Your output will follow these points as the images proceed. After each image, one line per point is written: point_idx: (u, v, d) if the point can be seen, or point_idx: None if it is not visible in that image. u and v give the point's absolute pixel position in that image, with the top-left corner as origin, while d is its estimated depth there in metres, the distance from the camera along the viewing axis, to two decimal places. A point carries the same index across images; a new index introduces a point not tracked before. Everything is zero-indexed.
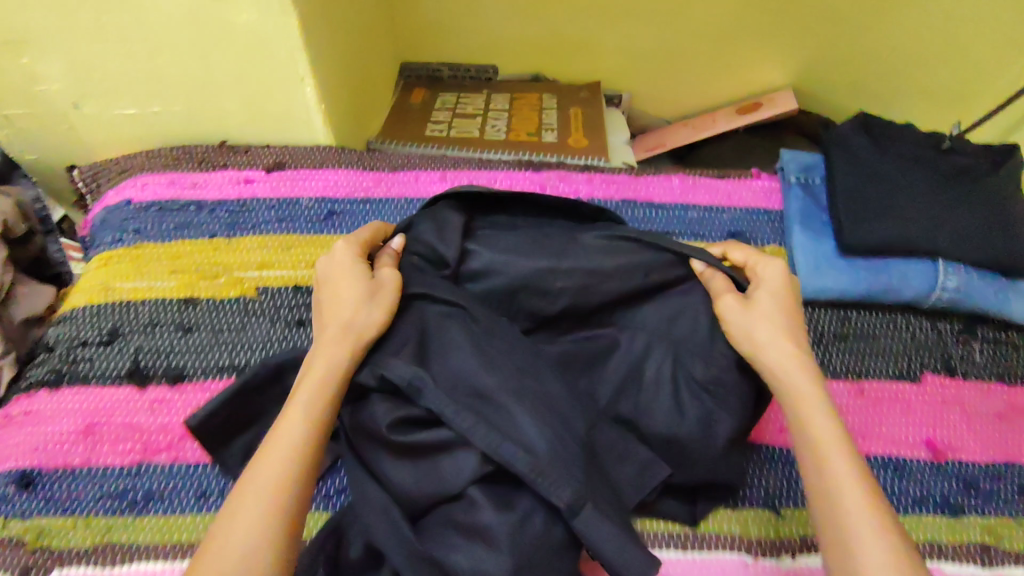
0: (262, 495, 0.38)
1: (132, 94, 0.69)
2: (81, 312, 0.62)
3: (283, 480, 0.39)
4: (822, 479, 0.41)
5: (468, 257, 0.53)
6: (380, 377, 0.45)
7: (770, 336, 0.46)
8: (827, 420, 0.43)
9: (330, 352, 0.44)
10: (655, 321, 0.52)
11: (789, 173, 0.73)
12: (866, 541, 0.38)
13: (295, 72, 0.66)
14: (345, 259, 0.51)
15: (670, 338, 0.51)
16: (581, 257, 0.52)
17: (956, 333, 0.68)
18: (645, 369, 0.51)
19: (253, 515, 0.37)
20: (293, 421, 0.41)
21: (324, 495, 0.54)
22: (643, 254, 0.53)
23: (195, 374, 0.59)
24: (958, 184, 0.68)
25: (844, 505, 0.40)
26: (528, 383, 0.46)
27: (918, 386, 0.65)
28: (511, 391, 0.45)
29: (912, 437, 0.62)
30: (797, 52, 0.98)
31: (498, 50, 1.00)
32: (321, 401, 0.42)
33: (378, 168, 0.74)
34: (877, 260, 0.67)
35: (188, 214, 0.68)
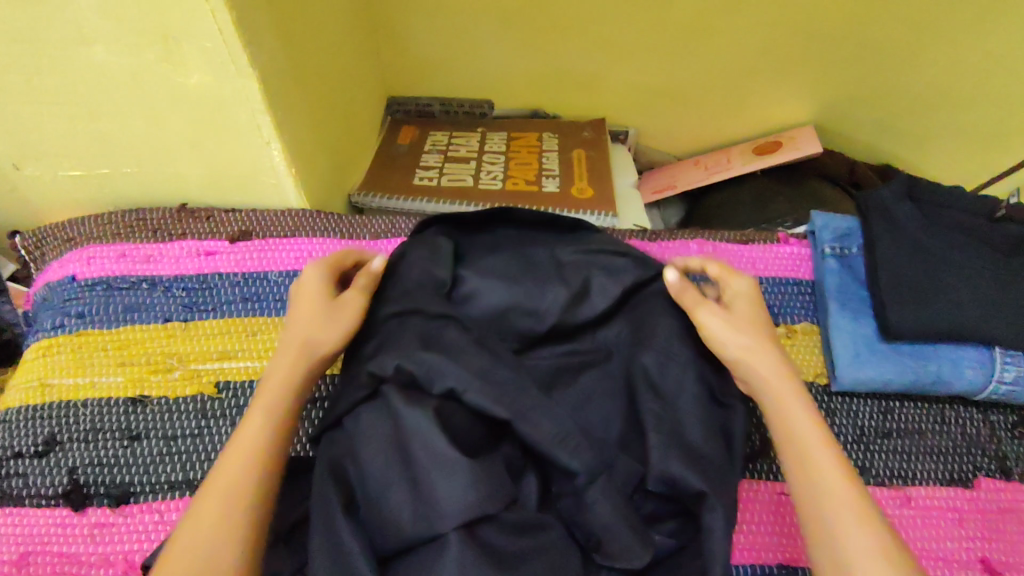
0: (222, 509, 0.39)
1: (77, 156, 0.61)
2: (14, 415, 0.54)
3: (223, 548, 0.37)
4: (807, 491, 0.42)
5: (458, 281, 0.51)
6: (395, 368, 0.42)
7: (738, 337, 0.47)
8: (804, 418, 0.45)
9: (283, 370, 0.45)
10: (676, 448, 0.44)
11: (821, 240, 0.65)
12: (858, 530, 0.40)
13: (259, 135, 0.57)
14: (309, 288, 0.49)
15: (678, 353, 0.48)
16: (568, 278, 0.52)
17: (1011, 427, 0.60)
18: (658, 388, 0.47)
19: (210, 531, 0.38)
20: (247, 440, 0.42)
21: None
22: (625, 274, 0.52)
23: (142, 493, 0.51)
24: (1015, 259, 0.60)
25: (836, 497, 0.41)
26: (534, 391, 0.43)
27: (970, 492, 0.57)
28: (523, 398, 0.43)
29: (964, 555, 0.54)
30: (820, 88, 0.90)
31: (494, 85, 0.91)
32: (272, 418, 0.43)
33: (359, 234, 0.65)
34: (923, 346, 0.59)
35: (141, 294, 0.60)
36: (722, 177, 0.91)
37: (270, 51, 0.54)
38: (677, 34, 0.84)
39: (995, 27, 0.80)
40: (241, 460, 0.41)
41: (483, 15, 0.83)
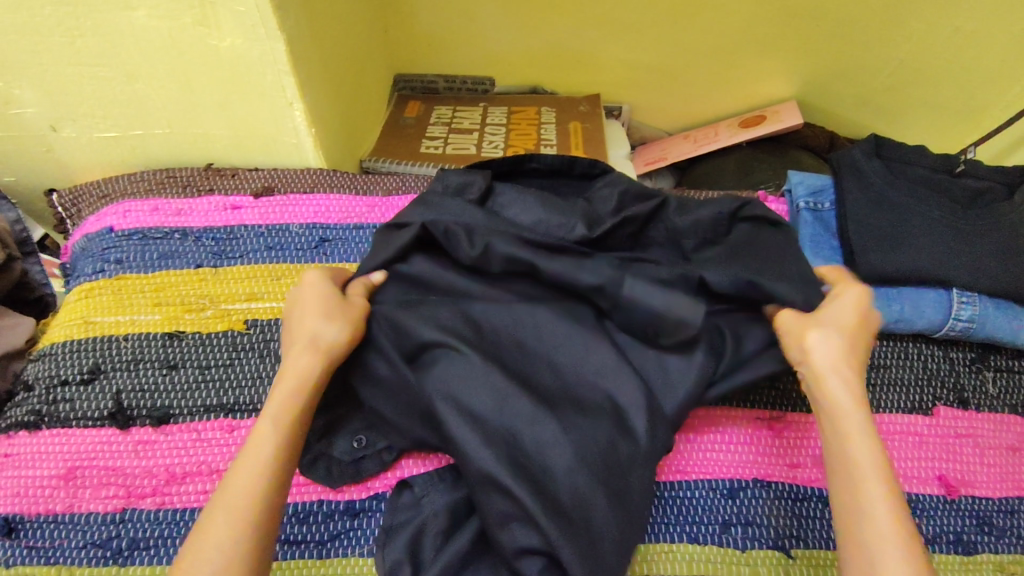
0: (238, 504, 0.41)
1: (112, 118, 0.66)
2: (60, 348, 0.60)
3: (252, 484, 0.42)
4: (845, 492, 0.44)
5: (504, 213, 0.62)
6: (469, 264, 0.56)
7: (824, 347, 0.49)
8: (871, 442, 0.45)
9: (297, 365, 0.48)
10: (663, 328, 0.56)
11: (797, 197, 0.71)
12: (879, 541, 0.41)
13: (283, 97, 0.63)
14: (314, 293, 0.53)
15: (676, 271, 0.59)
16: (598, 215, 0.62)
17: (968, 362, 0.66)
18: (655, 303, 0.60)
19: (222, 526, 0.40)
20: (262, 433, 0.45)
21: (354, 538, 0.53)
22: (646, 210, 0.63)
23: (181, 414, 0.57)
24: (972, 211, 0.66)
25: (869, 511, 0.42)
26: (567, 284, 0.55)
27: (930, 418, 0.63)
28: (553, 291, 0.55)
29: (924, 472, 0.60)
30: (801, 65, 0.96)
31: (495, 62, 0.97)
32: (286, 410, 0.46)
33: (372, 191, 0.71)
34: (889, 289, 0.65)
35: (173, 243, 0.65)
36: (709, 149, 0.97)
37: (294, 18, 0.60)
38: (666, 14, 0.90)
39: (963, 5, 0.86)
40: (273, 413, 0.46)
41: None
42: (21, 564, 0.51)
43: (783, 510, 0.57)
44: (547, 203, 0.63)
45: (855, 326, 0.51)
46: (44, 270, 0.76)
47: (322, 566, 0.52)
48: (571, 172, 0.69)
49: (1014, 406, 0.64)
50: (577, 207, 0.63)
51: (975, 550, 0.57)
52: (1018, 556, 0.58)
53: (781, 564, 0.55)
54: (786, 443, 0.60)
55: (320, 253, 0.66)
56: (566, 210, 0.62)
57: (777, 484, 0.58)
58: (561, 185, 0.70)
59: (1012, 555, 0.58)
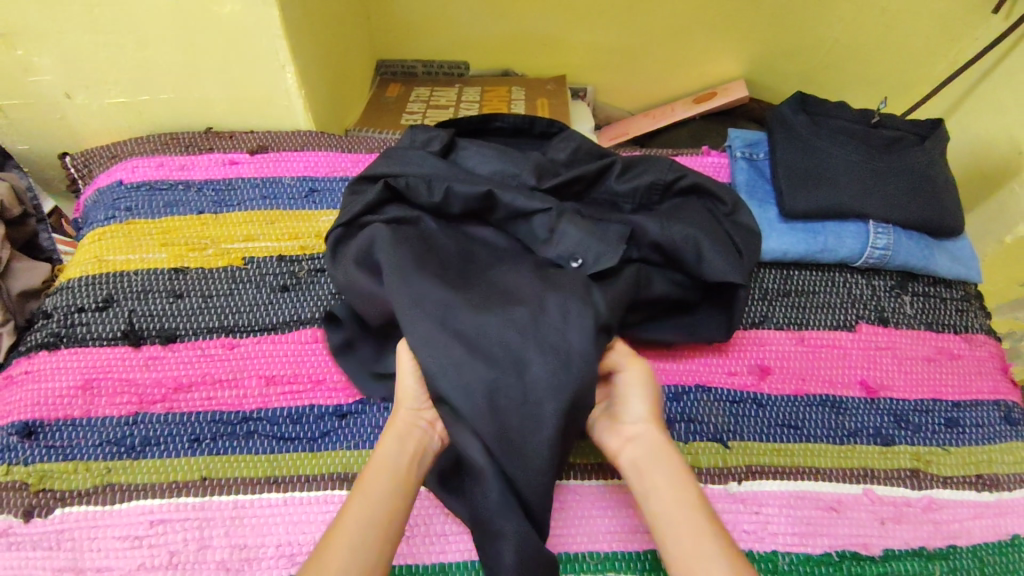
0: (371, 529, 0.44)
1: (122, 84, 0.74)
2: (76, 282, 0.66)
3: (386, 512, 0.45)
4: (674, 540, 0.46)
5: (470, 167, 0.72)
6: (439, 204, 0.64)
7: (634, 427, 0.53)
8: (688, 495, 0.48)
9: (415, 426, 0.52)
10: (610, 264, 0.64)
11: (735, 149, 0.80)
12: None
13: (276, 60, 0.71)
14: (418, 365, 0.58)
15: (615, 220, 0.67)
16: (549, 169, 0.72)
17: (889, 288, 0.74)
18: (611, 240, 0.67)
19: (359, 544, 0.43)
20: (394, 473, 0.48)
21: (342, 437, 0.60)
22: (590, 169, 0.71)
23: (186, 334, 0.64)
24: (885, 154, 0.75)
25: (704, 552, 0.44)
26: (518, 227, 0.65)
27: (853, 334, 0.71)
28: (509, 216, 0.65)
29: (847, 378, 0.68)
30: (746, 46, 1.06)
31: (468, 47, 1.06)
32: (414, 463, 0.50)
33: (356, 149, 0.79)
34: (815, 224, 0.73)
35: (177, 193, 0.72)
36: (665, 123, 1.06)
37: None
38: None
39: None
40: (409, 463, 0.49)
41: None
42: (42, 460, 0.57)
43: (721, 410, 0.65)
44: (503, 154, 0.72)
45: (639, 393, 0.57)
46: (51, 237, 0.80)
47: (313, 457, 0.59)
48: (532, 130, 0.78)
49: (930, 323, 0.73)
50: (533, 160, 0.72)
51: (894, 442, 0.65)
52: (932, 447, 0.65)
53: (720, 454, 0.62)
54: (724, 356, 0.69)
55: (309, 201, 0.74)
56: (520, 160, 0.72)
57: (717, 390, 0.67)
58: (525, 142, 0.78)
59: (927, 446, 0.65)
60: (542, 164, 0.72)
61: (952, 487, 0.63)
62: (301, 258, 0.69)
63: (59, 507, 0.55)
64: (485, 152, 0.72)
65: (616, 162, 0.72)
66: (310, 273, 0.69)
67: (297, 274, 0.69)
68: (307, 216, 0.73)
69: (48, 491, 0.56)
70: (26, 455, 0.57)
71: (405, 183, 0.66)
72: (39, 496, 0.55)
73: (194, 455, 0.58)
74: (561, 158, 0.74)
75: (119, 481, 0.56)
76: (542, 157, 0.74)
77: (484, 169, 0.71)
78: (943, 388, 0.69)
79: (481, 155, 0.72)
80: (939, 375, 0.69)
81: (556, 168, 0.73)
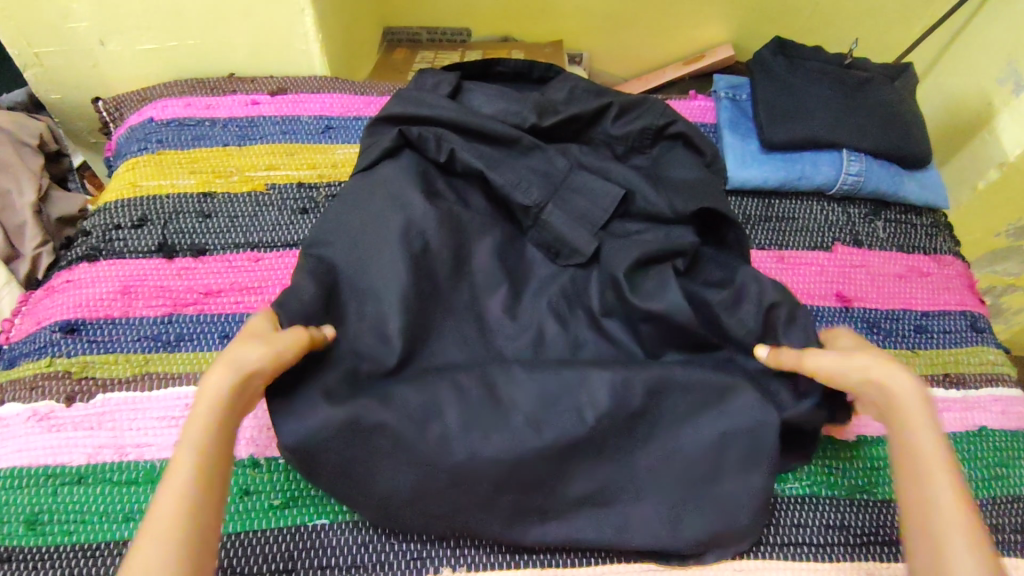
0: (160, 525, 0.38)
1: (152, 30, 0.80)
2: (113, 204, 0.72)
3: (176, 506, 0.39)
4: (917, 494, 0.44)
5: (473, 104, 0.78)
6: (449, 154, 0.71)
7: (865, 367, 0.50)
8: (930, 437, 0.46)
9: (211, 385, 0.45)
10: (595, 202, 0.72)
11: (719, 91, 0.86)
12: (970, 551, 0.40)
13: (296, 5, 0.77)
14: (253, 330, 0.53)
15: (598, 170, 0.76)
16: (548, 107, 0.78)
17: (863, 214, 0.80)
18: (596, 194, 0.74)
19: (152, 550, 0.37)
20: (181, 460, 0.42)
21: None
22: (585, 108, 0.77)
23: (215, 249, 0.69)
24: (858, 92, 0.81)
25: (949, 517, 0.42)
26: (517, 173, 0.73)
27: (830, 254, 0.76)
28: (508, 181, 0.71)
29: (824, 292, 0.73)
30: (732, 12, 1.13)
31: (471, 15, 1.13)
32: (204, 440, 0.43)
33: (368, 93, 0.85)
34: (793, 154, 0.79)
35: (203, 128, 0.78)
36: (658, 84, 1.13)
37: None
38: None
39: None
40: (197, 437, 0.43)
41: None
42: (83, 354, 0.62)
43: None
44: (505, 93, 0.78)
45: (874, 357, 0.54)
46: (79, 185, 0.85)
47: None
48: (531, 75, 0.84)
49: (901, 246, 0.78)
50: (535, 101, 0.79)
51: None
52: (902, 350, 0.71)
53: None
54: None
55: (326, 136, 0.80)
56: (521, 100, 0.78)
57: None
58: (524, 86, 0.84)
59: (897, 349, 0.71)
60: (542, 103, 0.78)
61: None
62: (320, 185, 0.75)
63: (100, 392, 0.60)
64: (488, 91, 0.79)
65: (611, 106, 0.78)
66: (327, 198, 0.75)
67: (316, 199, 0.74)
68: (325, 150, 0.79)
69: (90, 379, 0.60)
70: (69, 349, 0.62)
71: (418, 134, 0.72)
72: (81, 383, 0.60)
73: (225, 349, 0.63)
74: (558, 98, 0.80)
75: (156, 371, 0.61)
76: (541, 96, 0.79)
77: (488, 109, 0.77)
78: (913, 301, 0.74)
79: (486, 95, 0.78)
80: (910, 290, 0.75)
81: (555, 105, 0.78)
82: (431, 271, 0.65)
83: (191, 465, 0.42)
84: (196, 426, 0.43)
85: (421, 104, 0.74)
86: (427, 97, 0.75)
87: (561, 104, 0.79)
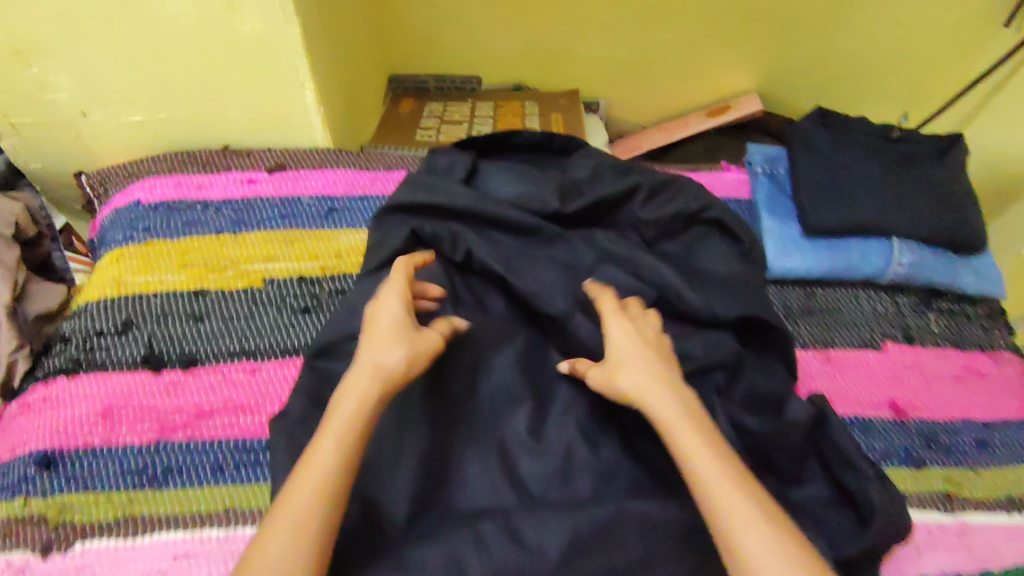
0: (290, 534, 0.38)
1: (138, 102, 0.73)
2: (94, 305, 0.65)
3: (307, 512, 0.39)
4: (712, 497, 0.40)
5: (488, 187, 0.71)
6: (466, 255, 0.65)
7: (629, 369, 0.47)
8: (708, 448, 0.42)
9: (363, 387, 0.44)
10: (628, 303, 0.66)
11: (755, 165, 0.79)
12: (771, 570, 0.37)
13: (295, 79, 0.70)
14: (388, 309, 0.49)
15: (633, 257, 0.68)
16: (571, 189, 0.71)
17: (912, 305, 0.74)
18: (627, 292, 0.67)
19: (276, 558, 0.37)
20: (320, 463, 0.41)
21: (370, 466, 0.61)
22: (614, 191, 0.71)
23: (208, 359, 0.63)
24: (908, 170, 0.75)
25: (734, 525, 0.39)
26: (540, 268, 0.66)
27: (880, 353, 0.70)
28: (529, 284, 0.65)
29: (877, 399, 0.67)
30: (759, 60, 1.06)
31: (482, 63, 1.06)
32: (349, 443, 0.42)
33: (374, 168, 0.78)
34: (838, 240, 0.73)
35: (195, 213, 0.72)
36: (680, 137, 1.06)
37: (308, 9, 0.68)
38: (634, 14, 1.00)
39: None
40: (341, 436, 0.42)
41: None
42: (61, 492, 0.56)
43: None
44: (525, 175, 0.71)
45: (646, 344, 0.50)
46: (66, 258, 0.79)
47: None
48: (551, 146, 0.77)
49: (955, 342, 0.72)
50: (556, 182, 0.72)
51: (925, 464, 0.64)
52: (962, 468, 0.65)
53: None
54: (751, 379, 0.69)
55: (329, 220, 0.73)
56: (543, 182, 0.71)
57: None
58: (543, 159, 0.77)
59: (957, 467, 0.65)
60: (564, 184, 0.72)
61: (985, 510, 0.62)
62: (322, 280, 0.68)
63: (79, 541, 0.53)
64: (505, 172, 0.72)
65: (640, 188, 0.71)
66: (330, 294, 0.68)
67: (318, 295, 0.68)
68: (327, 236, 0.72)
69: (68, 524, 0.54)
70: (44, 486, 0.56)
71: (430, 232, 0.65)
72: (58, 530, 0.54)
73: (218, 484, 0.57)
74: (582, 177, 0.73)
75: (142, 512, 0.55)
76: (563, 176, 0.73)
77: (505, 192, 0.71)
78: (971, 408, 0.68)
79: (503, 176, 0.72)
80: (967, 395, 0.69)
81: (579, 187, 0.72)
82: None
83: (335, 467, 0.41)
84: (330, 444, 0.41)
85: (433, 193, 0.68)
86: (439, 184, 0.69)
87: (587, 184, 0.72)
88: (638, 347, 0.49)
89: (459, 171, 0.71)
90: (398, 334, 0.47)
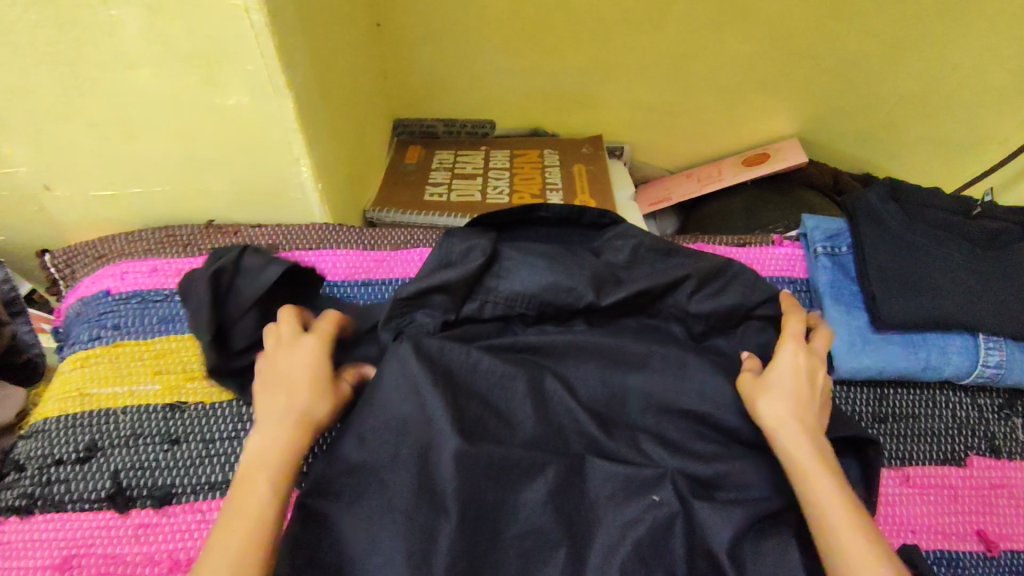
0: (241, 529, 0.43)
1: (109, 176, 0.64)
2: (53, 424, 0.56)
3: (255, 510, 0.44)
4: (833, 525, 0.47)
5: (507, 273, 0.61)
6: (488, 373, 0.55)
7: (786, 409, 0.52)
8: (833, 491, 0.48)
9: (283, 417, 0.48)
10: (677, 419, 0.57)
11: (814, 242, 0.69)
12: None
13: (289, 153, 0.61)
14: (284, 331, 0.53)
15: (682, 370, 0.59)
16: (608, 275, 0.61)
17: (998, 409, 0.64)
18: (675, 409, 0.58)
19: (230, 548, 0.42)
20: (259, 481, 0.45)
21: None
22: (658, 282, 0.61)
23: (185, 493, 0.54)
24: (992, 251, 0.65)
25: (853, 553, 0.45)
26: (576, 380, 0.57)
27: (963, 470, 0.61)
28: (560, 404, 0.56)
29: (961, 528, 0.59)
30: (800, 104, 0.97)
31: (496, 106, 0.97)
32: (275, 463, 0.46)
33: (379, 246, 0.69)
34: (913, 335, 0.63)
35: (172, 306, 0.62)
36: (714, 188, 0.96)
37: (303, 75, 0.59)
38: (665, 56, 0.91)
39: (965, 40, 0.87)
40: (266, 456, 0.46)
41: (488, 39, 0.89)
42: None
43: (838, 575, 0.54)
44: (554, 261, 0.61)
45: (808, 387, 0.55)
46: (33, 330, 0.72)
47: None
48: (580, 220, 0.67)
49: None
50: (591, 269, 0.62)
51: None
52: None
53: None
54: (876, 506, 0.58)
55: None
56: (575, 268, 0.61)
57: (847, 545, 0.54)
58: (571, 234, 0.67)
59: None
60: (599, 270, 0.61)
61: None
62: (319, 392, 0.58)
63: None
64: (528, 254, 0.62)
65: (689, 277, 0.61)
66: None
67: None
68: None
69: None
70: None
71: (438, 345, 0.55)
72: None
73: None
74: (618, 261, 0.64)
75: None
76: (597, 260, 0.63)
77: (529, 279, 0.60)
78: None
79: (527, 260, 0.61)
80: None
81: (615, 273, 0.62)
82: (470, 543, 0.48)
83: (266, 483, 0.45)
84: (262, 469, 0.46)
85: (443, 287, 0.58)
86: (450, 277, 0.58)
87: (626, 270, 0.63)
88: (806, 389, 0.54)
89: (474, 254, 0.60)
90: (284, 351, 0.52)
